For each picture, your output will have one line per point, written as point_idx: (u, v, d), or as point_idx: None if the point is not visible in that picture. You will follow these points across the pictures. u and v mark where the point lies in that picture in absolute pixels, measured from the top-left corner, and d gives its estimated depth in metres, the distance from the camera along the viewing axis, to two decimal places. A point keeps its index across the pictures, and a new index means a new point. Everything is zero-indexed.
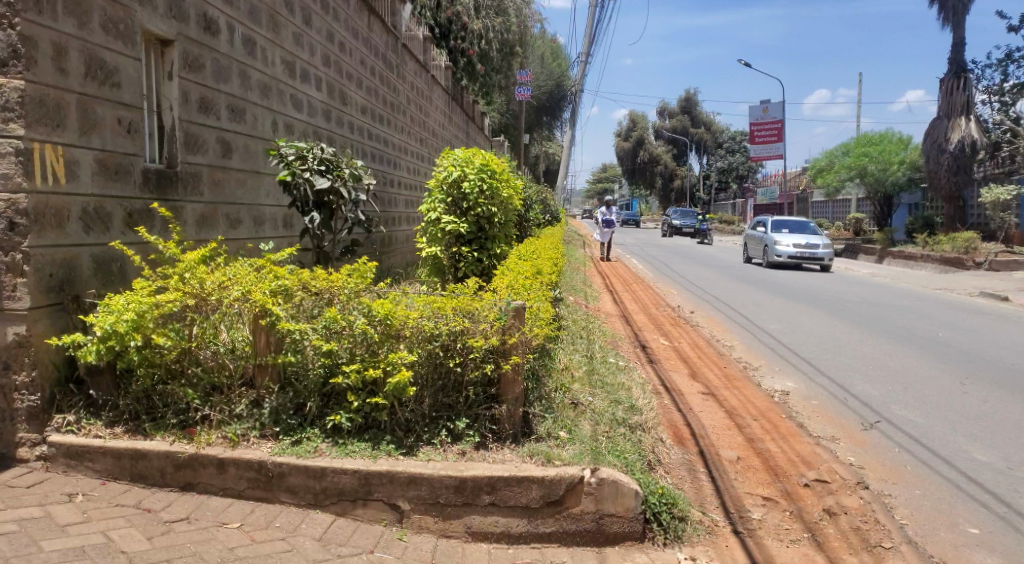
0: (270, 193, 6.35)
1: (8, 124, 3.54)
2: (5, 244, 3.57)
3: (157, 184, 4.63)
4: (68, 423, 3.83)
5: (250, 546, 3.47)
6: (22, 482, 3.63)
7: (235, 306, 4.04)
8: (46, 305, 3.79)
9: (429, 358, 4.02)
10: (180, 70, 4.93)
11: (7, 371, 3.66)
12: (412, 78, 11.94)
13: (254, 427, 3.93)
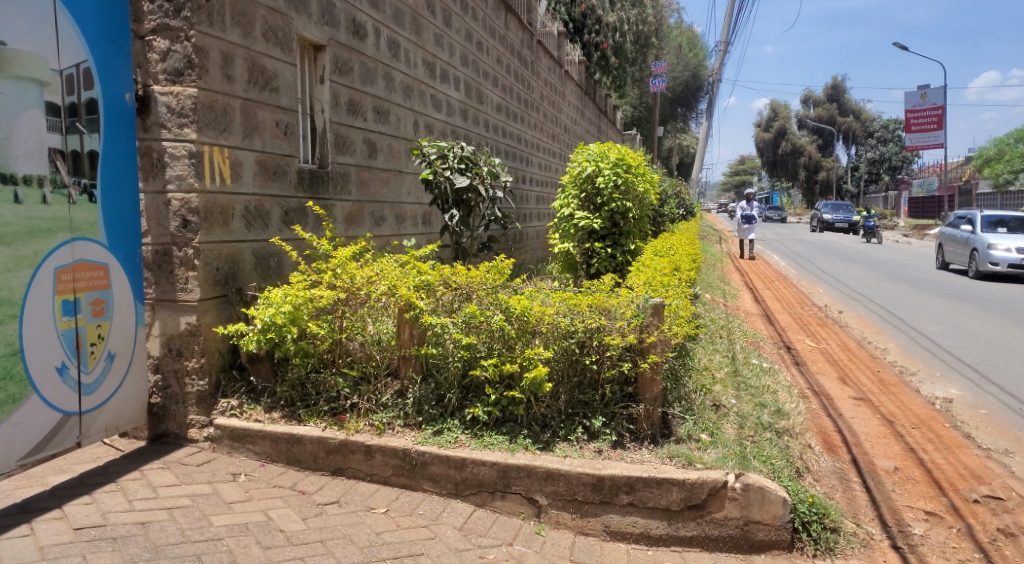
0: (411, 193, 6.57)
1: (183, 129, 3.95)
2: (181, 240, 4.01)
3: (311, 183, 4.99)
4: (232, 408, 4.15)
5: (396, 532, 3.61)
6: (193, 460, 3.97)
7: (382, 299, 4.22)
8: (214, 297, 4.17)
9: (564, 354, 4.01)
10: (332, 74, 5.25)
11: (180, 356, 4.06)
12: (546, 74, 12.12)
13: (398, 416, 4.09)
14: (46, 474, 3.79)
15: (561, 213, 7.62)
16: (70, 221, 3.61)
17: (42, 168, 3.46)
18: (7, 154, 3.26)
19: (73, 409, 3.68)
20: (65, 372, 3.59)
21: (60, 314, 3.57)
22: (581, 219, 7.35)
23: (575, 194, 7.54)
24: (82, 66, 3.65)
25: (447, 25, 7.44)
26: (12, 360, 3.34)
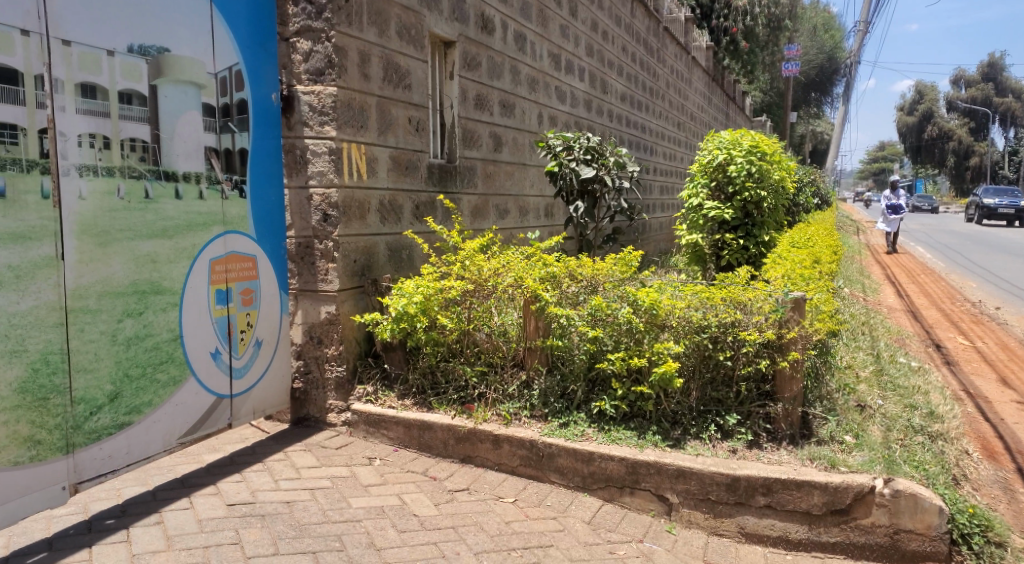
0: (535, 184, 6.84)
1: (325, 128, 4.29)
2: (322, 233, 4.36)
3: (440, 177, 5.28)
4: (367, 394, 4.41)
5: (525, 522, 3.64)
6: (332, 444, 4.24)
7: (508, 290, 4.28)
8: (351, 288, 4.49)
9: (696, 350, 3.87)
10: (461, 69, 5.56)
11: (320, 344, 4.42)
12: (673, 61, 12.08)
13: (525, 406, 4.11)
14: (203, 452, 4.16)
15: (688, 203, 7.61)
16: (223, 216, 4.04)
17: (200, 166, 3.92)
18: (171, 153, 3.78)
19: (225, 392, 4.10)
20: (218, 356, 4.02)
21: (215, 303, 3.99)
22: (710, 210, 7.27)
23: (704, 182, 7.47)
24: (235, 69, 4.09)
25: (573, 17, 7.59)
26: (174, 345, 3.78)
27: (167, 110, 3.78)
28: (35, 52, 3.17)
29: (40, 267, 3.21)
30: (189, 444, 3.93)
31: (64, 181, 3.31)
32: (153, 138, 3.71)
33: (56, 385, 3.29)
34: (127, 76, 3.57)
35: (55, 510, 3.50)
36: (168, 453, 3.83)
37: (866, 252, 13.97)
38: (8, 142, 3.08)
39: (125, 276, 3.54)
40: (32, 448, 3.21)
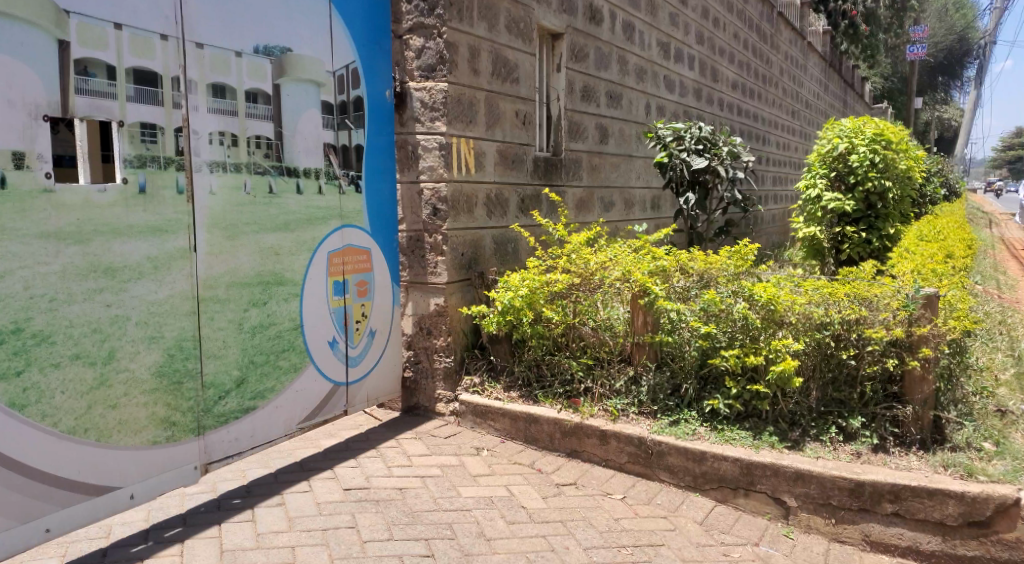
0: (640, 176, 6.86)
1: (436, 123, 4.48)
2: (431, 227, 4.57)
3: (545, 170, 5.40)
4: (474, 386, 4.53)
5: (634, 520, 3.58)
6: (442, 432, 4.39)
7: (616, 284, 4.27)
8: (459, 281, 4.68)
9: (818, 348, 3.72)
10: (568, 61, 5.61)
11: (430, 335, 4.61)
12: (786, 48, 11.75)
13: (633, 403, 4.04)
14: (320, 437, 4.43)
15: (806, 194, 7.41)
16: (340, 210, 4.27)
17: (319, 162, 4.17)
18: (292, 150, 4.03)
19: (342, 380, 4.33)
20: (336, 345, 4.27)
21: (333, 294, 4.25)
22: (832, 202, 7.06)
23: (823, 172, 7.27)
24: (351, 67, 4.31)
25: (683, 4, 7.55)
26: (295, 334, 4.04)
27: (289, 108, 4.01)
28: (173, 56, 3.47)
29: (177, 258, 3.51)
30: (307, 429, 4.18)
31: (196, 176, 3.58)
32: (277, 135, 3.95)
33: (189, 369, 3.58)
34: (253, 76, 3.81)
35: (188, 488, 3.83)
36: (289, 436, 4.09)
37: (1000, 247, 12.92)
38: (149, 141, 3.41)
39: (251, 267, 3.82)
40: (168, 428, 3.52)
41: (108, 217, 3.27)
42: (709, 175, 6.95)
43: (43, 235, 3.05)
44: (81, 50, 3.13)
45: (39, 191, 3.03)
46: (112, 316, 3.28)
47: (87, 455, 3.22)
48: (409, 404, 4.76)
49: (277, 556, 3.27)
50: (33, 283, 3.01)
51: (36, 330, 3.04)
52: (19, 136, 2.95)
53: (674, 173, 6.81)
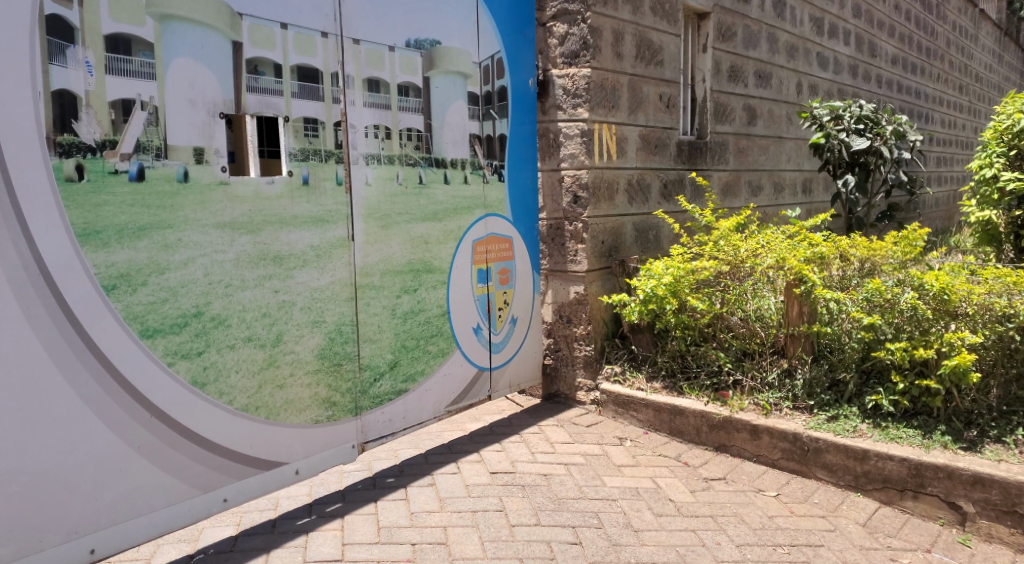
0: (790, 159, 6.81)
1: (578, 109, 4.61)
2: (572, 215, 4.69)
3: (689, 155, 5.43)
4: (615, 374, 4.58)
5: (790, 518, 3.43)
6: (584, 421, 4.48)
7: (769, 273, 4.14)
8: (599, 269, 4.78)
9: (999, 342, 3.52)
10: (714, 41, 5.62)
11: (570, 323, 4.75)
12: (955, 16, 10.98)
13: (787, 398, 3.90)
14: (466, 422, 4.63)
15: (981, 174, 6.92)
16: (484, 200, 4.46)
17: (466, 153, 4.37)
18: (440, 142, 4.25)
19: (485, 365, 4.54)
20: (479, 331, 4.48)
21: (477, 282, 4.46)
22: (1011, 181, 6.49)
23: (1002, 151, 6.74)
24: (496, 57, 4.50)
25: None
26: (442, 320, 4.28)
27: (437, 101, 4.24)
28: (332, 53, 3.73)
29: (336, 247, 3.81)
30: (454, 412, 4.40)
31: (355, 168, 3.86)
32: (426, 127, 4.18)
33: (347, 352, 3.89)
34: (406, 70, 4.04)
35: (346, 466, 4.12)
36: (437, 419, 4.32)
37: None
38: (312, 135, 3.71)
39: (402, 256, 4.07)
40: (329, 408, 3.84)
41: (276, 208, 3.61)
42: (871, 156, 6.66)
43: (220, 225, 3.43)
44: (252, 49, 3.45)
45: (216, 184, 3.41)
46: (280, 301, 3.63)
47: (258, 431, 3.59)
48: (550, 392, 4.93)
49: (431, 535, 3.43)
50: (211, 270, 3.40)
51: (214, 314, 3.42)
52: (200, 132, 3.36)
53: (829, 155, 6.59)
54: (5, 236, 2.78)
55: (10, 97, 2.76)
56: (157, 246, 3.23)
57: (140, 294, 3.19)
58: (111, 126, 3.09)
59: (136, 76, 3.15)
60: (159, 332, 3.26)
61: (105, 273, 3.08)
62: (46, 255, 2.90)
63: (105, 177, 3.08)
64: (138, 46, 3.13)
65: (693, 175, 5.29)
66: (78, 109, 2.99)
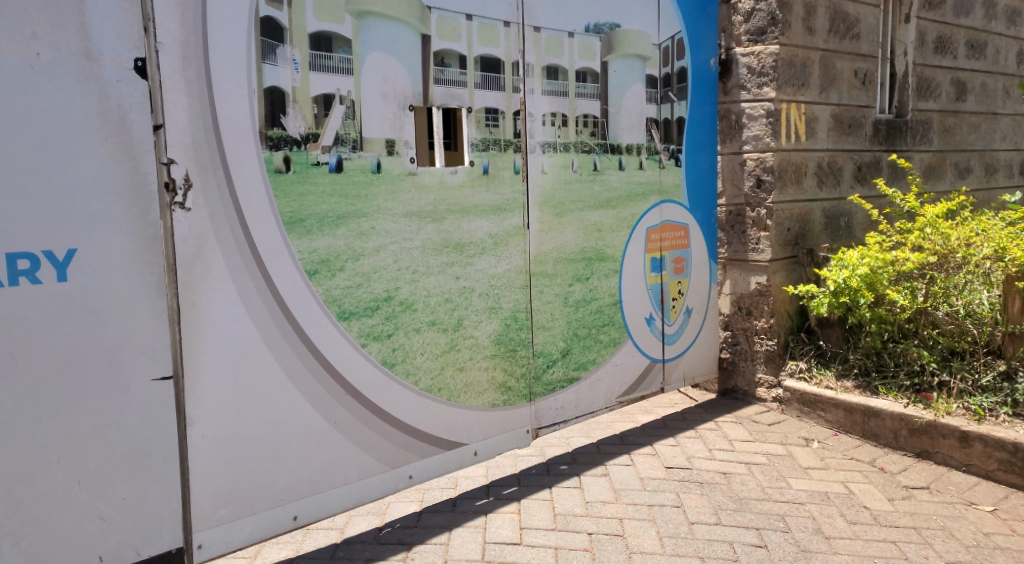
0: (1005, 136, 6.38)
1: (764, 88, 4.60)
2: (753, 200, 4.69)
3: (887, 134, 5.29)
4: (800, 370, 4.56)
5: (1011, 538, 3.11)
6: (766, 419, 4.47)
7: (985, 265, 4.02)
8: (784, 259, 4.77)
9: None
10: (918, 11, 5.41)
11: (750, 316, 4.77)
12: None
13: (1004, 403, 3.66)
14: (636, 414, 4.75)
15: None
16: (660, 185, 4.58)
17: (641, 138, 4.49)
18: (617, 127, 4.37)
19: (658, 356, 4.67)
20: (652, 321, 4.59)
21: (650, 271, 4.57)
22: None
23: None
24: (676, 38, 4.62)
25: None
26: (613, 309, 4.41)
27: (614, 85, 4.37)
28: (514, 42, 3.90)
29: (513, 235, 3.99)
30: (625, 403, 4.54)
31: (531, 157, 4.01)
32: (602, 113, 4.29)
33: (522, 338, 4.06)
34: (584, 55, 4.19)
35: (521, 451, 4.28)
36: (609, 409, 4.45)
37: None
38: (492, 126, 3.88)
39: (575, 244, 4.21)
40: (504, 393, 4.03)
41: (458, 198, 3.82)
42: None
43: (408, 214, 3.70)
44: (439, 42, 3.68)
45: (405, 174, 3.67)
46: (461, 288, 3.86)
47: (440, 411, 3.83)
48: (726, 387, 5.00)
49: (608, 526, 3.41)
50: (400, 257, 3.69)
51: (403, 298, 3.72)
52: (391, 125, 3.61)
53: None
54: (226, 225, 3.25)
55: (231, 94, 3.20)
56: (353, 234, 3.56)
57: (338, 278, 3.54)
58: (313, 120, 3.40)
59: (336, 72, 3.44)
60: (354, 314, 3.60)
61: (308, 258, 3.46)
62: (259, 241, 3.32)
63: (308, 168, 3.41)
64: (338, 43, 3.42)
65: (891, 155, 5.12)
66: (286, 104, 3.35)
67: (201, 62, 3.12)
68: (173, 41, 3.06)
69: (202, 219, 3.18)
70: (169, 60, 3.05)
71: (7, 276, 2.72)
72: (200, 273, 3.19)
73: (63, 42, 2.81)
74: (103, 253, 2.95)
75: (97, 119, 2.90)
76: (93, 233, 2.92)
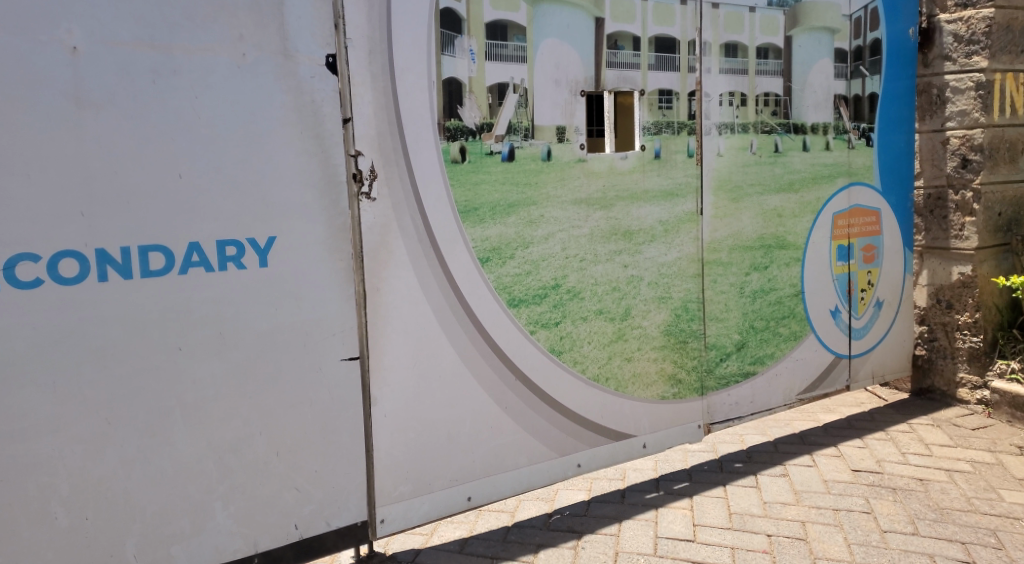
0: None
1: (975, 58, 4.57)
2: (957, 181, 4.68)
3: None
4: (1011, 371, 4.57)
5: None
6: (970, 420, 4.50)
7: None
8: (993, 248, 4.73)
9: None
10: None
11: (951, 309, 4.76)
12: None
13: None
14: (818, 412, 4.65)
15: None
16: (849, 166, 4.45)
17: (828, 117, 4.36)
18: (800, 105, 4.23)
19: (845, 352, 4.58)
20: (836, 314, 4.49)
21: (835, 260, 4.46)
22: None
23: None
24: (870, 7, 4.51)
25: None
26: (794, 300, 4.30)
27: (799, 60, 4.23)
28: (690, 20, 3.84)
29: (685, 221, 3.91)
30: (805, 400, 4.42)
31: (706, 139, 3.92)
32: (785, 90, 4.17)
33: (692, 329, 3.98)
34: (766, 30, 4.06)
35: (691, 445, 4.21)
36: (788, 406, 4.35)
37: None
38: (665, 108, 3.80)
39: (753, 231, 4.10)
40: (674, 385, 3.96)
41: (628, 182, 3.76)
42: None
43: (577, 201, 3.66)
44: (614, 24, 3.64)
45: (575, 161, 3.64)
46: (629, 276, 3.80)
47: (608, 402, 3.80)
48: (920, 387, 5.02)
49: (789, 528, 3.24)
50: (568, 244, 3.66)
51: (570, 287, 3.69)
52: (562, 112, 3.59)
53: None
54: (407, 215, 3.36)
55: (411, 87, 3.30)
56: (523, 222, 3.57)
57: (508, 266, 3.57)
58: (487, 110, 3.43)
59: (509, 61, 3.46)
60: (524, 302, 3.61)
61: (481, 246, 3.51)
62: (437, 231, 3.42)
63: (482, 158, 3.45)
64: (513, 31, 3.43)
65: None
66: (463, 95, 3.39)
67: (386, 56, 3.24)
68: (360, 36, 3.19)
69: (385, 209, 3.31)
70: (357, 55, 3.19)
71: (218, 261, 2.98)
72: (384, 260, 3.33)
73: (265, 42, 3.01)
74: (298, 241, 3.14)
75: (294, 114, 3.09)
76: (290, 222, 3.12)
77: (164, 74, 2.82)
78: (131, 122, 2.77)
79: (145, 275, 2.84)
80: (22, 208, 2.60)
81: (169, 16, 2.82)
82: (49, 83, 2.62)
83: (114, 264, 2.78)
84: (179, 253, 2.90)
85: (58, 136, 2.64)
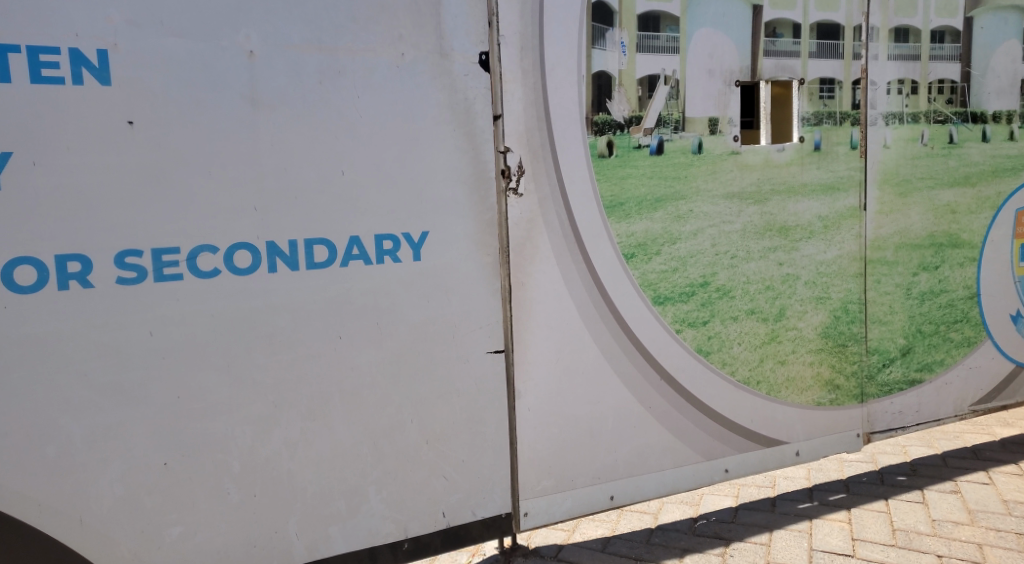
0: None
1: None
2: None
3: None
4: None
5: None
6: None
7: None
8: None
9: None
10: None
11: None
12: None
13: None
14: (990, 426, 4.43)
15: None
16: None
17: (1012, 104, 4.05)
18: (980, 90, 3.95)
19: None
20: (1017, 319, 4.27)
21: (1016, 261, 4.22)
22: None
23: None
24: None
25: None
26: (968, 304, 4.06)
27: (980, 43, 3.96)
28: (856, 5, 3.67)
29: (846, 217, 3.73)
30: (979, 411, 4.22)
31: (872, 130, 3.74)
32: (962, 76, 3.91)
33: (853, 333, 3.80)
34: (943, 12, 3.86)
35: (847, 455, 4.09)
36: (959, 418, 4.16)
37: None
38: (827, 97, 3.66)
39: (923, 228, 3.89)
40: (832, 391, 3.82)
41: (785, 175, 3.63)
42: None
43: (729, 196, 3.55)
44: (772, 12, 3.52)
45: (728, 154, 3.52)
46: (783, 274, 3.66)
47: (760, 406, 3.69)
48: None
49: (964, 550, 3.00)
50: (718, 240, 3.55)
51: (720, 285, 3.58)
52: (715, 103, 3.48)
53: None
54: (553, 211, 3.35)
55: (562, 82, 3.29)
56: (671, 217, 3.49)
57: (654, 262, 3.50)
58: (637, 103, 3.37)
59: (661, 52, 3.38)
60: (670, 299, 3.53)
61: (626, 242, 3.46)
62: (582, 227, 3.39)
63: (630, 152, 3.39)
64: (666, 22, 3.37)
65: None
66: (612, 88, 3.35)
67: (537, 52, 3.25)
68: (513, 33, 3.21)
69: (532, 204, 3.32)
70: (509, 52, 3.21)
71: (376, 255, 3.08)
72: (530, 255, 3.34)
73: (423, 41, 3.08)
74: (450, 235, 3.20)
75: (448, 111, 3.14)
76: (442, 217, 3.18)
77: (330, 75, 2.95)
78: (300, 121, 2.91)
79: (310, 267, 2.99)
80: (204, 202, 2.79)
81: (336, 19, 2.94)
82: (228, 86, 2.79)
83: (283, 257, 2.93)
84: (341, 247, 3.02)
85: (235, 135, 2.81)
